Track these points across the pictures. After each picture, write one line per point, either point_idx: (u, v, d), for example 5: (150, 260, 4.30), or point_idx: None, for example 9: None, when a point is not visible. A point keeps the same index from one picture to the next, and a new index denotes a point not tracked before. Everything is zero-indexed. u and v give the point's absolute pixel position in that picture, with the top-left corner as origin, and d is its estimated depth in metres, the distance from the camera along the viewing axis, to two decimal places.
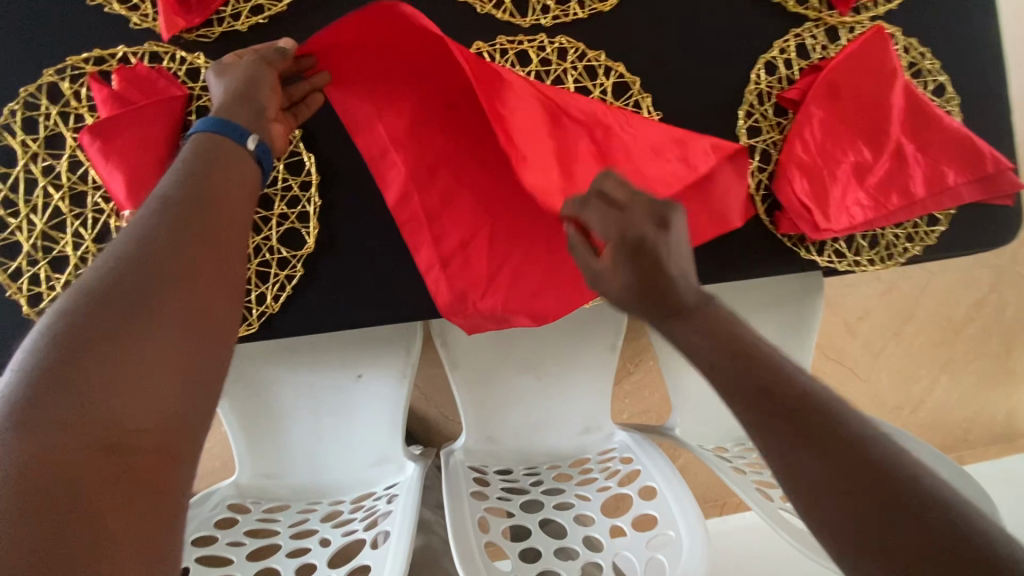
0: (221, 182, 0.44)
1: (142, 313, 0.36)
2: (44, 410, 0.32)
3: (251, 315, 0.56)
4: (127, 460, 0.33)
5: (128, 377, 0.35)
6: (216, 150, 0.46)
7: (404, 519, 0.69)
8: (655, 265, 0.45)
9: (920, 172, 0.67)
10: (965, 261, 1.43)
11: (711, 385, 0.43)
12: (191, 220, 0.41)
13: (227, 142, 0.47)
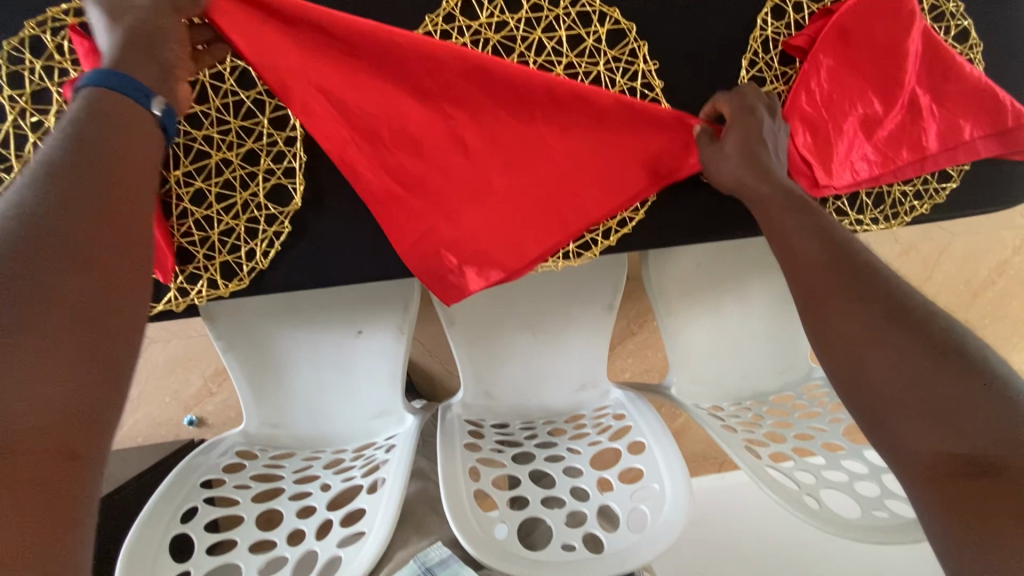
0: (117, 145, 0.40)
1: (33, 295, 0.32)
2: None
3: (241, 271, 0.57)
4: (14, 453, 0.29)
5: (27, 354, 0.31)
6: (114, 110, 0.41)
7: (399, 467, 0.72)
8: (745, 147, 0.55)
9: (933, 126, 0.63)
10: (989, 225, 1.38)
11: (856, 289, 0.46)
12: (91, 190, 0.37)
13: (115, 98, 0.42)
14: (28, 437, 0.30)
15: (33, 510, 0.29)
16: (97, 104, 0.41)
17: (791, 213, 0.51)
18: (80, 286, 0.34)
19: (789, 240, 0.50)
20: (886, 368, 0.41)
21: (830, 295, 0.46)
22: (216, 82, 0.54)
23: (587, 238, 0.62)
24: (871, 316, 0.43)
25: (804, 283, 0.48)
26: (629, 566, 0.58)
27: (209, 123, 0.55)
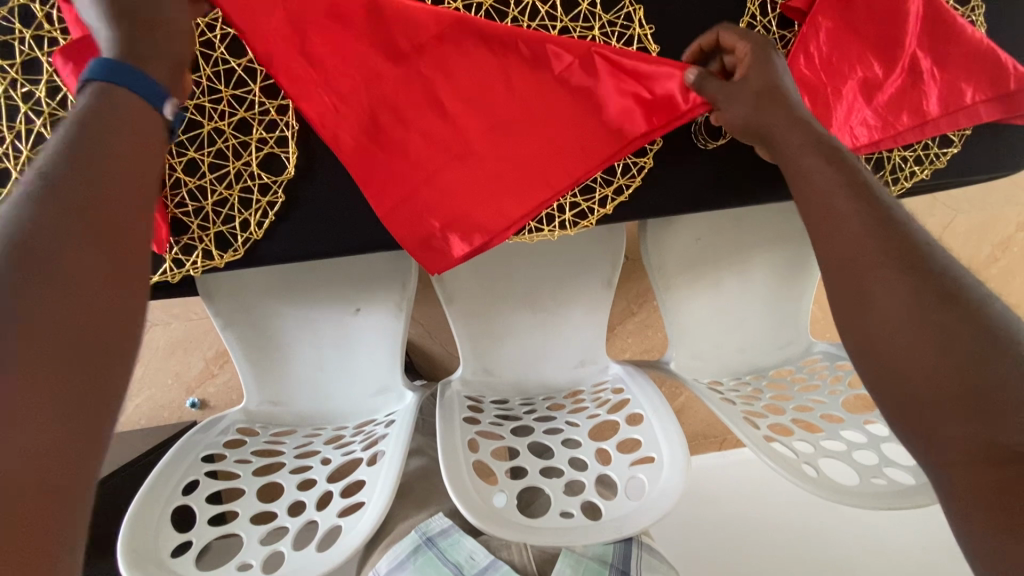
0: (121, 142, 0.39)
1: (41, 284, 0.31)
2: None
3: (236, 241, 0.57)
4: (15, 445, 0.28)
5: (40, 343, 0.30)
6: (121, 107, 0.40)
7: (398, 441, 0.72)
8: (762, 88, 0.53)
9: (934, 89, 0.62)
10: (992, 199, 1.37)
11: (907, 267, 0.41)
12: (104, 181, 0.37)
13: (125, 95, 0.41)
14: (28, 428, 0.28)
15: (35, 513, 0.27)
16: (104, 100, 0.40)
17: (831, 172, 0.47)
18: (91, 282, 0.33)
19: (832, 199, 0.46)
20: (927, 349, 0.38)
21: (872, 265, 0.42)
22: (206, 50, 0.54)
23: (583, 206, 0.61)
24: (920, 292, 0.40)
25: (842, 246, 0.44)
26: (627, 531, 0.58)
27: (200, 92, 0.54)
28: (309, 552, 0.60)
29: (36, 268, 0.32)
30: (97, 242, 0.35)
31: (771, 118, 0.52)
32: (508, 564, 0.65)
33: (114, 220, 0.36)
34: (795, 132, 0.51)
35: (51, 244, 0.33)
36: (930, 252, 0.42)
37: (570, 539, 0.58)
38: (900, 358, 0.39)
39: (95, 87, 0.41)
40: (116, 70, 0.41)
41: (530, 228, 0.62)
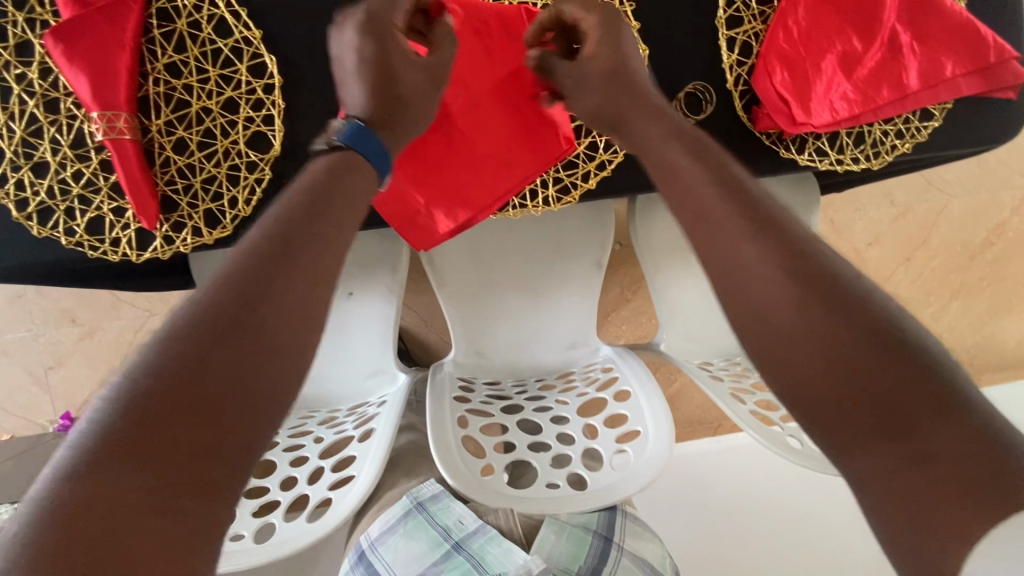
0: (332, 212, 0.42)
1: (264, 316, 0.36)
2: (151, 394, 0.31)
3: (225, 218, 0.58)
4: (202, 448, 0.31)
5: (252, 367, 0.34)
6: (345, 177, 0.45)
7: (388, 418, 0.73)
8: (607, 71, 0.52)
9: (915, 62, 0.62)
10: (987, 184, 1.37)
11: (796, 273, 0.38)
12: (327, 228, 0.41)
13: (363, 162, 0.47)
14: (214, 436, 0.32)
15: (192, 511, 0.30)
16: (336, 167, 0.45)
17: (697, 168, 0.45)
18: (293, 320, 0.37)
19: (700, 199, 0.43)
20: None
21: (756, 274, 0.40)
22: (193, 31, 0.56)
23: (567, 180, 0.63)
24: (809, 300, 0.36)
25: (720, 253, 0.40)
26: (611, 499, 0.60)
27: (188, 72, 0.56)
28: (301, 523, 0.61)
29: (262, 300, 0.36)
30: (310, 284, 0.39)
31: (624, 104, 0.51)
32: (495, 529, 0.65)
33: (331, 267, 0.41)
34: (647, 120, 0.50)
35: (255, 289, 0.36)
36: (822, 252, 0.38)
37: (553, 506, 0.59)
38: (798, 377, 0.35)
39: (342, 149, 0.46)
40: (364, 139, 0.47)
41: (514, 203, 0.63)
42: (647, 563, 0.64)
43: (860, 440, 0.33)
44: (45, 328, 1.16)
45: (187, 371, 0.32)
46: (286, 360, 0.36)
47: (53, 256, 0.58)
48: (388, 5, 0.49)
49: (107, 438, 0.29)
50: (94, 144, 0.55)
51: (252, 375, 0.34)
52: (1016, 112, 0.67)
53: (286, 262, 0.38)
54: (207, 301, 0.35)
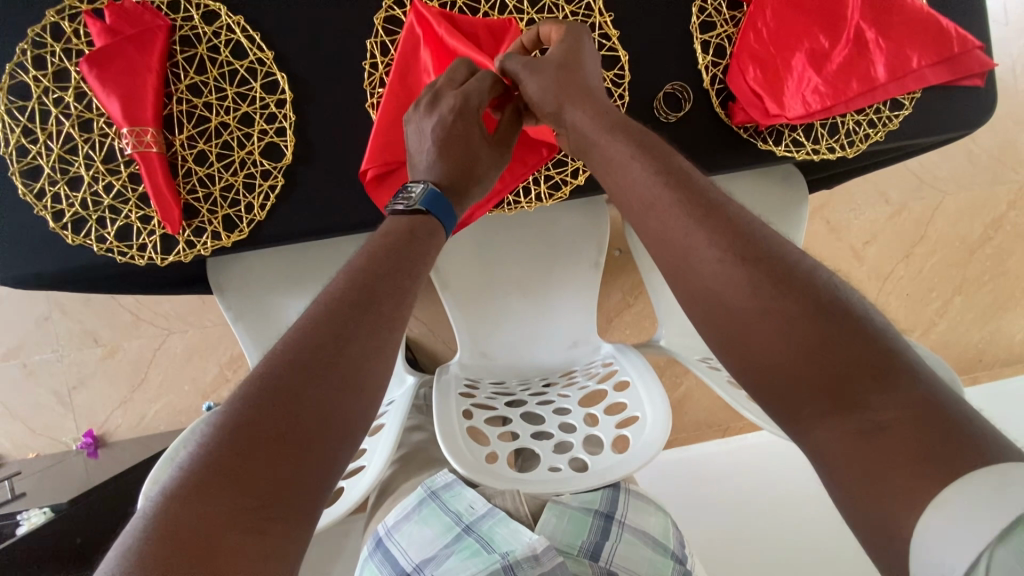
0: (397, 268, 0.49)
1: (343, 359, 0.42)
2: (254, 422, 0.37)
3: (241, 222, 0.63)
4: (283, 475, 0.36)
5: (331, 406, 0.40)
6: (406, 233, 0.52)
7: (396, 414, 0.76)
8: (563, 64, 0.59)
9: (882, 56, 0.66)
10: (981, 179, 1.39)
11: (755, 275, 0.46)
12: (392, 279, 0.48)
13: (436, 223, 0.55)
14: (294, 466, 0.37)
15: (275, 533, 0.34)
16: (399, 224, 0.53)
17: (640, 161, 0.55)
18: (366, 365, 0.43)
19: (650, 189, 0.53)
20: (780, 343, 0.43)
21: (708, 254, 0.48)
22: (212, 55, 0.62)
23: (556, 178, 0.68)
24: (754, 280, 0.45)
25: (670, 231, 0.51)
26: (611, 476, 0.62)
27: (208, 91, 0.61)
28: None
29: (341, 346, 0.42)
30: (376, 330, 0.45)
31: (570, 95, 0.58)
32: (504, 511, 0.67)
33: (394, 314, 0.47)
34: (588, 116, 0.58)
35: (334, 333, 0.42)
36: (779, 251, 0.47)
37: (556, 485, 0.62)
38: (761, 360, 0.44)
39: (422, 212, 0.54)
40: (440, 202, 0.56)
41: (509, 201, 0.68)
42: (648, 534, 0.67)
43: (824, 421, 0.40)
44: (69, 348, 1.21)
45: (279, 406, 0.38)
46: (358, 397, 0.42)
47: (86, 263, 0.63)
48: (478, 96, 0.60)
49: (207, 465, 0.34)
50: (123, 159, 0.61)
51: (329, 413, 0.40)
52: (984, 98, 0.71)
53: (359, 307, 0.45)
54: (293, 346, 0.41)
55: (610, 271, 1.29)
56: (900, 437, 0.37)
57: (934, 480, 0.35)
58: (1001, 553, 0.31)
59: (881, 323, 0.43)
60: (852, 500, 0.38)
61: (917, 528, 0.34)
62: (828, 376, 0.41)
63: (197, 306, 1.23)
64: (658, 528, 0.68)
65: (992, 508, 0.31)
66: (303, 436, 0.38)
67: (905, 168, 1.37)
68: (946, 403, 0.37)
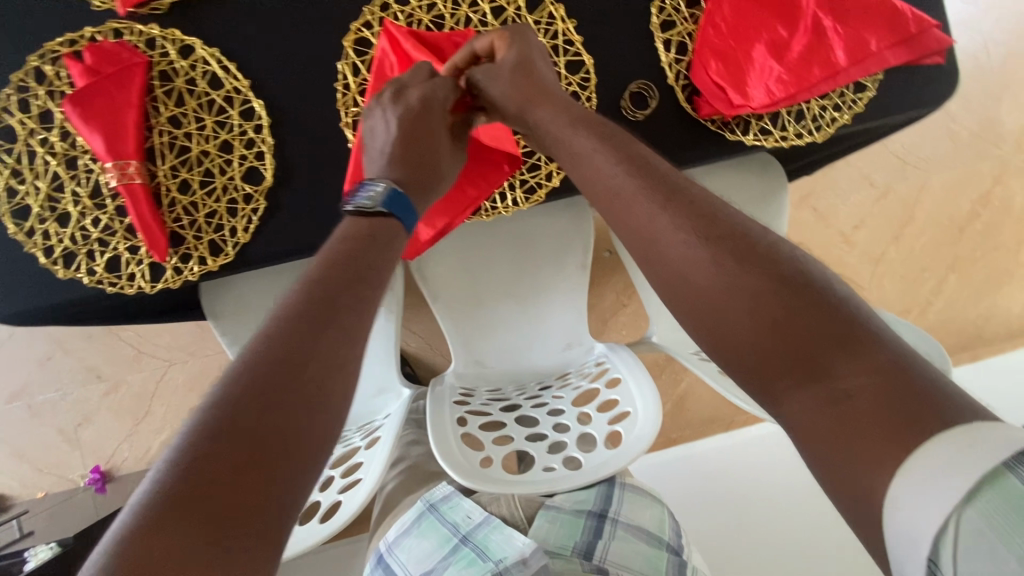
0: (354, 279, 0.48)
1: (303, 376, 0.41)
2: (208, 449, 0.35)
3: (226, 246, 0.65)
4: (240, 503, 0.35)
5: (290, 427, 0.39)
6: (366, 242, 0.51)
7: (391, 427, 0.76)
8: (519, 65, 0.60)
9: (841, 41, 0.68)
10: (963, 157, 1.40)
11: (721, 255, 0.47)
12: (351, 290, 0.47)
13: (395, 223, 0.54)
14: (252, 493, 0.35)
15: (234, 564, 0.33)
16: (353, 231, 0.52)
17: (603, 152, 0.56)
18: (328, 381, 0.42)
19: (613, 179, 0.55)
20: (746, 319, 0.44)
21: (674, 238, 0.49)
22: (190, 87, 0.64)
23: (531, 182, 0.69)
24: (718, 262, 0.46)
25: (635, 218, 0.52)
26: (604, 473, 0.63)
27: (188, 121, 0.63)
28: (315, 525, 0.65)
29: (300, 363, 0.41)
30: (338, 345, 0.44)
31: (529, 95, 0.60)
32: (499, 518, 0.68)
33: (357, 327, 0.46)
34: (547, 113, 0.60)
35: (292, 351, 0.41)
36: (746, 230, 0.48)
37: (548, 484, 0.63)
38: (732, 339, 0.45)
39: (383, 214, 0.54)
40: (402, 201, 0.56)
41: (488, 206, 0.70)
42: (643, 529, 0.67)
43: (797, 393, 0.41)
44: (73, 385, 1.23)
45: (234, 436, 0.36)
46: (319, 415, 0.41)
47: (79, 296, 0.65)
48: (442, 93, 0.62)
49: (162, 500, 0.33)
50: (109, 193, 0.62)
51: (289, 433, 0.38)
52: (947, 75, 0.72)
53: (316, 322, 0.44)
54: (249, 367, 0.40)
55: (601, 272, 1.30)
56: (865, 401, 0.37)
57: (898, 444, 0.35)
58: (970, 515, 0.32)
59: (846, 295, 0.43)
60: (825, 470, 0.39)
61: (885, 495, 0.35)
62: (794, 349, 0.41)
63: (195, 335, 1.24)
64: (651, 523, 0.68)
65: (953, 477, 0.32)
66: (260, 460, 0.36)
67: (887, 151, 1.38)
68: (910, 367, 0.38)
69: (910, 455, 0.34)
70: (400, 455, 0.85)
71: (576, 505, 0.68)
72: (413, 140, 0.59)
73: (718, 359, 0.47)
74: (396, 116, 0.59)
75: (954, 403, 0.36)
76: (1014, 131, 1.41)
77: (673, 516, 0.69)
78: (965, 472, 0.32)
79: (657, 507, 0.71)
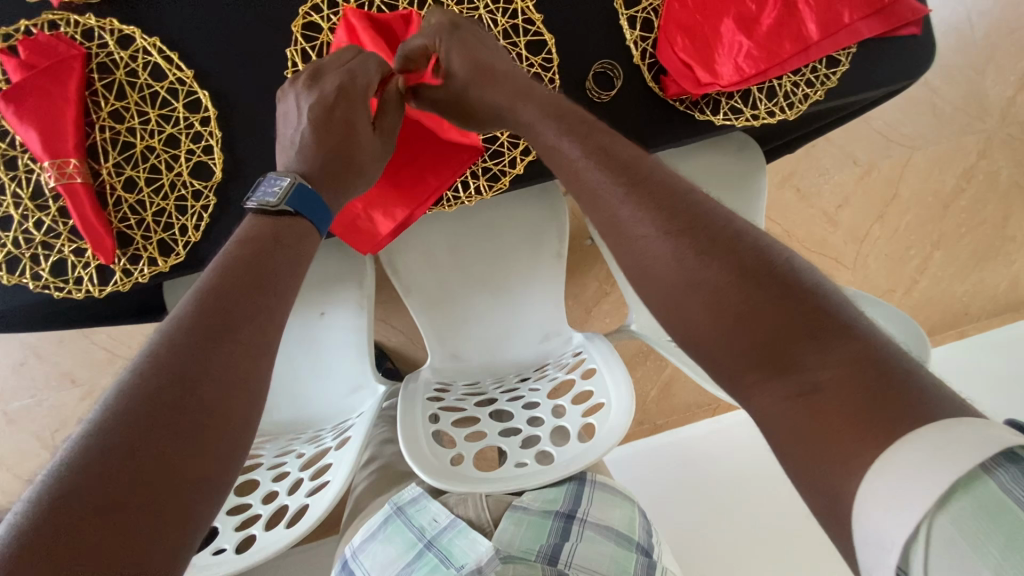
0: (252, 285, 0.45)
1: (196, 394, 0.38)
2: (86, 483, 0.32)
3: (177, 246, 0.62)
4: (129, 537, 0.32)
5: (185, 449, 0.36)
6: (277, 240, 0.49)
7: (361, 427, 0.74)
8: (474, 53, 0.58)
9: (812, 14, 0.65)
10: (947, 133, 1.38)
11: (685, 243, 0.44)
12: (253, 298, 0.44)
13: (305, 224, 0.52)
14: (142, 525, 0.32)
15: None
16: (261, 230, 0.49)
17: (568, 141, 0.54)
18: (228, 395, 0.39)
19: (578, 171, 0.53)
20: (709, 311, 0.42)
21: (637, 231, 0.47)
22: (131, 79, 0.61)
23: (494, 169, 0.67)
24: (681, 251, 0.44)
25: (603, 211, 0.50)
26: (575, 467, 0.61)
27: (131, 116, 0.61)
28: (280, 531, 0.63)
29: (192, 380, 0.38)
30: (238, 357, 0.41)
31: (488, 82, 0.58)
32: (466, 521, 0.67)
33: (263, 335, 0.43)
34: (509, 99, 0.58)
35: (182, 368, 0.38)
36: (714, 215, 0.46)
37: (518, 481, 0.61)
38: (698, 330, 0.42)
39: (289, 213, 0.51)
40: (311, 198, 0.52)
41: (451, 196, 0.68)
42: (612, 529, 0.66)
43: (767, 385, 0.38)
44: (47, 391, 1.20)
45: (116, 467, 0.33)
46: (222, 432, 0.38)
47: (25, 302, 0.62)
48: (366, 80, 0.59)
49: (31, 544, 0.30)
50: (50, 193, 0.59)
51: (183, 455, 0.35)
52: (923, 46, 0.70)
53: (210, 335, 0.41)
54: (135, 389, 0.37)
55: (583, 260, 1.28)
56: (836, 391, 0.35)
57: (871, 441, 0.33)
58: (943, 521, 0.30)
59: (814, 280, 0.42)
60: (796, 465, 0.37)
61: (857, 492, 0.33)
62: (761, 338, 0.39)
63: None
64: (621, 522, 0.67)
65: (929, 477, 0.30)
66: (151, 489, 0.33)
67: (870, 128, 1.36)
68: (882, 358, 0.36)
69: (886, 449, 0.32)
70: (374, 454, 0.84)
71: (544, 505, 0.67)
72: (328, 131, 0.57)
73: (686, 346, 0.44)
74: (310, 102, 0.57)
75: (925, 392, 0.34)
76: (998, 105, 1.39)
77: (643, 514, 0.69)
78: (943, 474, 0.30)
79: (628, 506, 0.71)
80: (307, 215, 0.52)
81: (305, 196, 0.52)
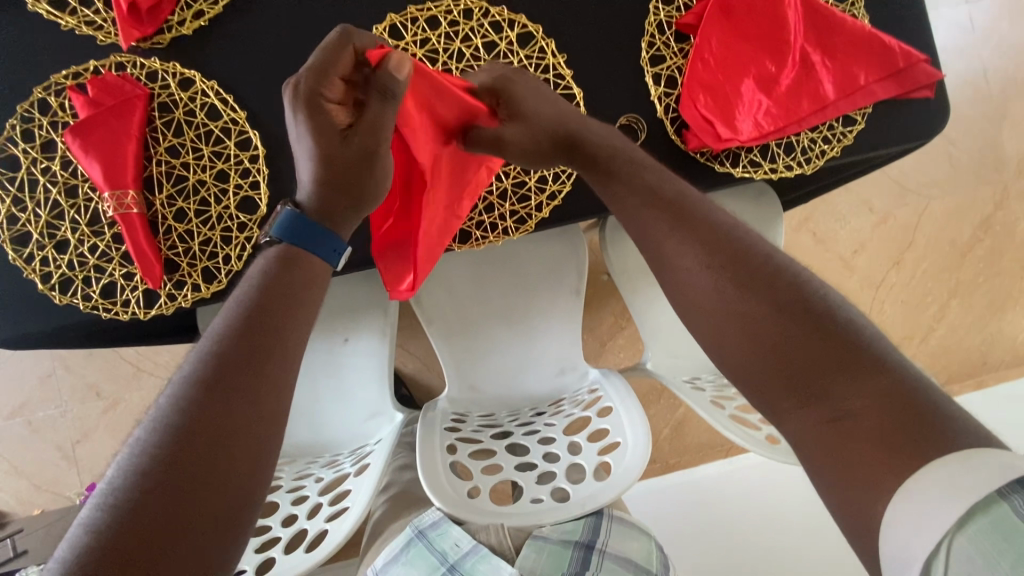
0: (252, 329, 0.46)
1: (197, 442, 0.40)
2: (101, 538, 0.36)
3: (220, 274, 0.65)
4: None
5: (188, 498, 0.38)
6: (281, 276, 0.50)
7: (382, 454, 0.75)
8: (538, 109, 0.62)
9: (828, 75, 0.69)
10: (962, 184, 1.40)
11: (721, 281, 0.48)
12: (250, 343, 0.46)
13: (292, 250, 0.52)
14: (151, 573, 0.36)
15: None
16: (269, 268, 0.51)
17: (622, 177, 0.58)
18: (227, 440, 0.41)
19: (625, 209, 0.57)
20: (745, 343, 0.45)
21: (681, 262, 0.51)
22: (189, 117, 0.66)
23: (521, 213, 0.70)
24: (718, 285, 0.48)
25: (650, 244, 0.55)
26: (590, 506, 0.63)
27: (186, 152, 0.65)
28: (300, 555, 0.65)
29: (193, 429, 0.41)
30: (236, 402, 0.43)
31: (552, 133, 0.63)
32: (488, 547, 0.68)
33: (262, 375, 0.45)
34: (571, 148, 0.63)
35: (183, 421, 0.41)
36: (748, 254, 0.49)
37: (535, 516, 0.62)
38: (736, 365, 0.46)
39: (273, 240, 0.52)
40: (299, 226, 0.52)
41: (478, 236, 0.70)
42: (631, 561, 0.67)
43: (798, 412, 0.41)
44: (72, 403, 1.24)
45: (129, 522, 0.37)
46: (226, 476, 0.40)
47: (75, 321, 0.66)
48: (313, 79, 0.54)
49: None
50: (107, 221, 0.64)
51: (187, 505, 0.38)
52: (937, 108, 0.72)
53: (210, 384, 0.43)
54: (144, 446, 0.40)
55: (599, 295, 1.30)
56: (867, 423, 0.37)
57: (897, 468, 0.35)
58: (961, 542, 0.32)
59: (849, 318, 0.43)
60: (838, 504, 0.38)
61: (884, 515, 0.35)
62: (791, 378, 0.42)
63: None
64: (640, 555, 0.68)
65: (935, 514, 0.32)
66: (158, 542, 0.37)
67: (885, 176, 1.38)
68: (922, 399, 0.37)
69: (907, 478, 0.35)
70: (390, 479, 0.85)
71: (562, 536, 0.68)
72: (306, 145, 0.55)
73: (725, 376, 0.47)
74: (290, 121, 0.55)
75: (954, 428, 0.35)
76: (1015, 158, 1.41)
77: (661, 548, 0.69)
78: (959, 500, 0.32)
79: (646, 538, 0.71)
80: (299, 243, 0.52)
81: (295, 224, 0.52)
